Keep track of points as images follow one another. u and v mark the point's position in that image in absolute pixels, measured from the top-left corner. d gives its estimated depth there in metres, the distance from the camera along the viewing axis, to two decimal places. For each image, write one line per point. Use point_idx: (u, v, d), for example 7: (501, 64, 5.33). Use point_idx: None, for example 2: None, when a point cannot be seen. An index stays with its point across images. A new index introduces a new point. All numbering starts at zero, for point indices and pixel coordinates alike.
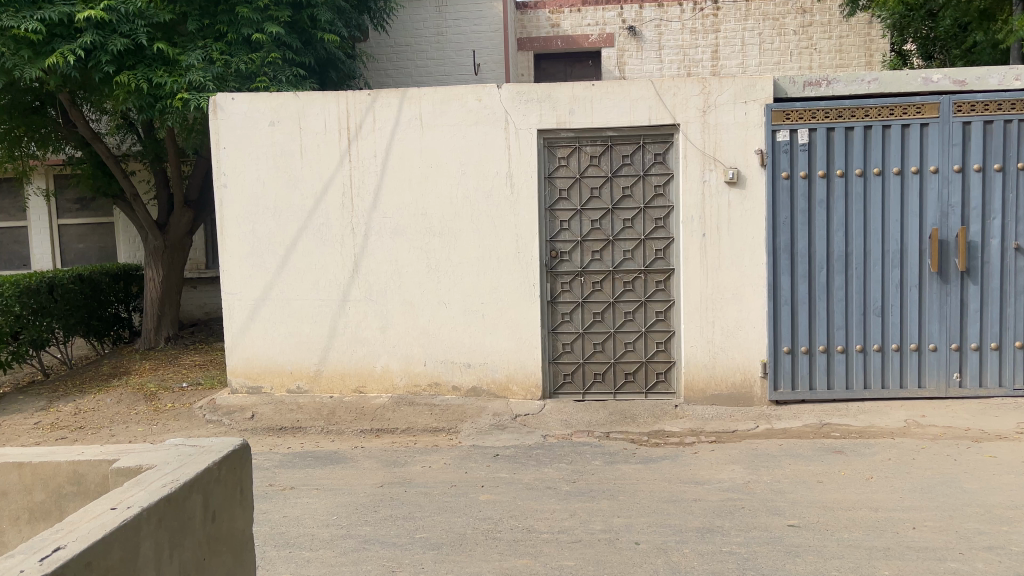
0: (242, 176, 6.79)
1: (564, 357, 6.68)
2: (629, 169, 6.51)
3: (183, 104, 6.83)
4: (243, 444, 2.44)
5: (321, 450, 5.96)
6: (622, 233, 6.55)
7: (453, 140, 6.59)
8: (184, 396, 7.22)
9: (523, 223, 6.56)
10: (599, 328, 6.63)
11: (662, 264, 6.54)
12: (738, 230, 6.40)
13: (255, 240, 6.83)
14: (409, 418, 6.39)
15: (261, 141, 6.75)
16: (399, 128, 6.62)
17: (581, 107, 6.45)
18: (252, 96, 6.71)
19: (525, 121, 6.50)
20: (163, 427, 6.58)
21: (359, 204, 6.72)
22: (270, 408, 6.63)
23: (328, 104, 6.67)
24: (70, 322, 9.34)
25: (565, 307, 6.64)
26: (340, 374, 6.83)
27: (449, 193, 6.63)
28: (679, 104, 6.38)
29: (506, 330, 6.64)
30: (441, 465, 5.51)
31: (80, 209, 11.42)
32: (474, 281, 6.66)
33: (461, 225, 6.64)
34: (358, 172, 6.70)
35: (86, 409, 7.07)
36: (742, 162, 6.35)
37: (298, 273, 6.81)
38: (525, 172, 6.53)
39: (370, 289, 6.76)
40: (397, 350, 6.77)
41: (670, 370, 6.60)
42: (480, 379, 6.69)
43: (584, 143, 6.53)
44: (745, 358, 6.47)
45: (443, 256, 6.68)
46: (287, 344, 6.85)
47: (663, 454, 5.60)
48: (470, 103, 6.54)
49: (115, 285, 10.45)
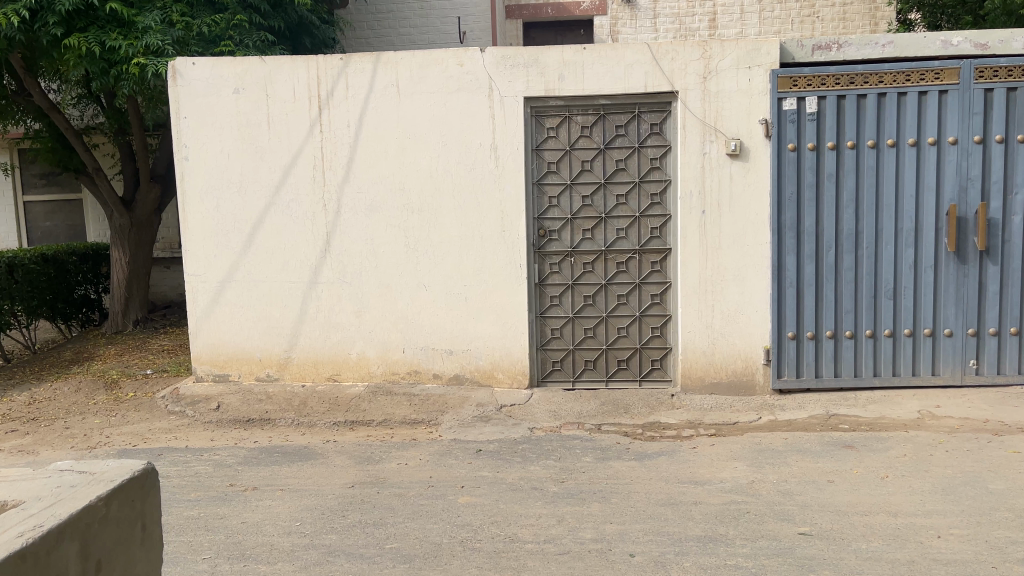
0: (205, 148, 6.28)
1: (553, 343, 6.23)
2: (623, 140, 6.03)
3: (139, 70, 6.30)
4: (147, 469, 2.18)
5: (290, 444, 5.52)
6: (616, 210, 6.08)
7: (433, 109, 6.08)
8: (147, 385, 6.76)
9: (509, 200, 6.08)
10: (590, 312, 6.17)
11: (658, 243, 6.08)
12: (741, 207, 5.94)
13: (220, 217, 6.34)
14: (387, 409, 5.95)
15: (225, 110, 6.23)
16: (375, 96, 6.11)
17: (571, 74, 5.95)
18: (214, 59, 6.18)
19: (511, 88, 6.00)
20: (122, 419, 6.10)
21: (331, 179, 6.23)
22: (237, 398, 6.17)
23: (298, 69, 6.15)
24: (33, 304, 8.82)
25: (554, 290, 6.19)
26: (313, 361, 6.38)
27: (429, 167, 6.14)
28: (677, 70, 5.89)
29: (490, 314, 6.18)
30: (419, 462, 5.06)
31: (46, 185, 10.85)
32: (456, 262, 6.18)
33: (442, 201, 6.15)
34: (331, 143, 6.20)
35: (42, 399, 6.58)
36: (744, 132, 5.88)
37: (267, 253, 6.33)
38: (511, 145, 6.04)
39: (344, 270, 6.29)
40: (374, 336, 6.31)
41: (666, 357, 6.16)
42: (463, 366, 6.25)
43: (575, 112, 6.03)
44: (747, 344, 6.04)
45: (422, 235, 6.20)
46: (256, 329, 6.38)
47: (659, 449, 5.18)
48: (451, 69, 6.04)
49: (82, 266, 9.93)
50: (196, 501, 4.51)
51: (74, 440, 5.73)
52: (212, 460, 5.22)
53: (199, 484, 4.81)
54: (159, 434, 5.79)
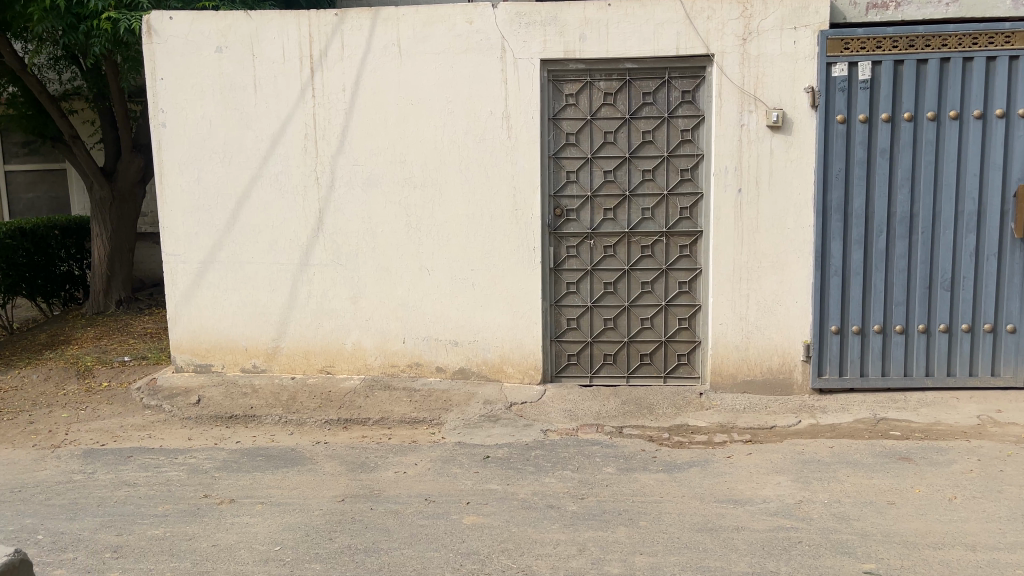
0: (184, 115, 5.65)
1: (569, 335, 5.63)
2: (651, 109, 5.38)
3: (110, 26, 5.68)
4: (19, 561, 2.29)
5: (276, 446, 4.94)
6: (641, 187, 5.45)
7: (439, 72, 5.43)
8: (123, 374, 6.18)
9: (522, 175, 5.45)
10: (611, 301, 5.56)
11: (687, 225, 5.46)
12: (782, 186, 5.29)
13: (201, 191, 5.72)
14: (384, 406, 5.36)
15: (205, 71, 5.59)
16: (374, 56, 5.46)
17: (594, 33, 5.29)
18: (193, 13, 5.54)
19: (526, 48, 5.34)
20: (92, 414, 5.53)
21: (325, 150, 5.60)
22: (219, 391, 5.60)
23: (287, 26, 5.50)
24: (9, 281, 8.22)
25: (571, 277, 5.57)
26: (304, 351, 5.79)
27: (433, 137, 5.50)
28: (713, 31, 5.22)
29: (500, 302, 5.58)
30: (419, 471, 4.47)
31: (28, 154, 10.21)
32: (462, 244, 5.57)
33: (447, 175, 5.53)
34: (323, 109, 5.56)
35: (7, 388, 6.00)
36: (788, 101, 5.22)
37: (253, 232, 5.72)
38: (526, 113, 5.39)
39: (338, 252, 5.68)
40: (372, 325, 5.71)
41: (694, 351, 5.57)
42: (468, 360, 5.66)
43: (597, 77, 5.38)
44: (786, 338, 5.43)
45: (425, 213, 5.57)
46: (241, 315, 5.80)
47: (690, 459, 4.59)
48: (458, 26, 5.38)
49: (65, 241, 9.34)
50: (163, 518, 3.94)
51: (38, 437, 5.17)
52: (186, 465, 4.64)
53: (169, 494, 4.24)
54: (131, 431, 5.22)
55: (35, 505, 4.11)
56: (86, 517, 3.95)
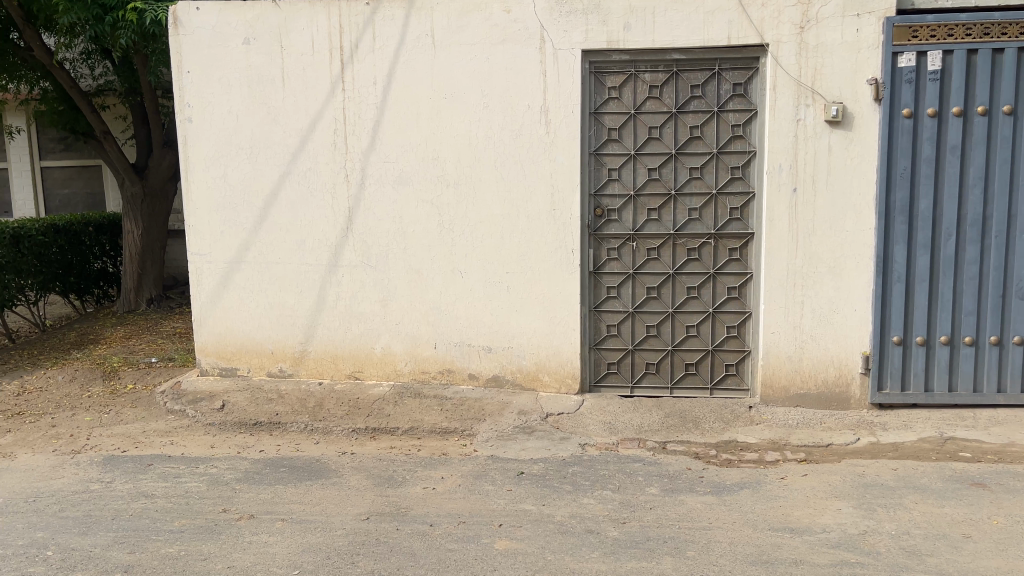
0: (210, 109, 5.46)
1: (609, 342, 5.32)
2: (699, 103, 5.04)
3: (136, 17, 5.53)
4: None
5: (300, 456, 4.71)
6: (688, 186, 5.11)
7: (474, 63, 5.15)
8: (149, 376, 6.01)
9: (561, 173, 5.15)
10: (654, 307, 5.23)
11: (737, 227, 5.11)
12: (841, 186, 4.91)
13: (227, 188, 5.53)
14: (414, 415, 5.11)
15: (232, 64, 5.39)
16: (407, 48, 5.21)
17: (640, 22, 4.96)
18: (219, 3, 5.34)
19: (567, 38, 5.03)
20: (115, 418, 5.36)
21: (355, 146, 5.36)
22: (244, 396, 5.39)
23: (317, 16, 5.27)
24: (43, 279, 8.11)
25: (612, 280, 5.26)
26: (332, 356, 5.57)
27: (468, 132, 5.23)
28: (768, 19, 4.86)
29: (536, 307, 5.29)
30: (449, 488, 4.20)
31: (64, 151, 10.17)
32: (497, 245, 5.29)
33: (482, 172, 5.24)
34: (354, 104, 5.32)
35: (33, 389, 5.87)
36: (849, 94, 4.84)
37: (281, 231, 5.51)
38: (566, 107, 5.08)
39: (368, 253, 5.44)
40: (402, 329, 5.47)
41: (743, 362, 5.23)
42: (503, 367, 5.38)
43: (642, 68, 5.05)
44: (843, 348, 5.05)
45: (458, 213, 5.30)
46: (267, 317, 5.59)
47: (740, 480, 4.26)
48: (495, 15, 5.09)
49: (99, 238, 9.26)
50: (178, 534, 3.72)
51: (59, 442, 5.00)
52: (206, 475, 4.42)
53: (186, 508, 4.02)
54: (153, 437, 5.03)
55: (47, 517, 3.91)
56: (98, 532, 3.74)
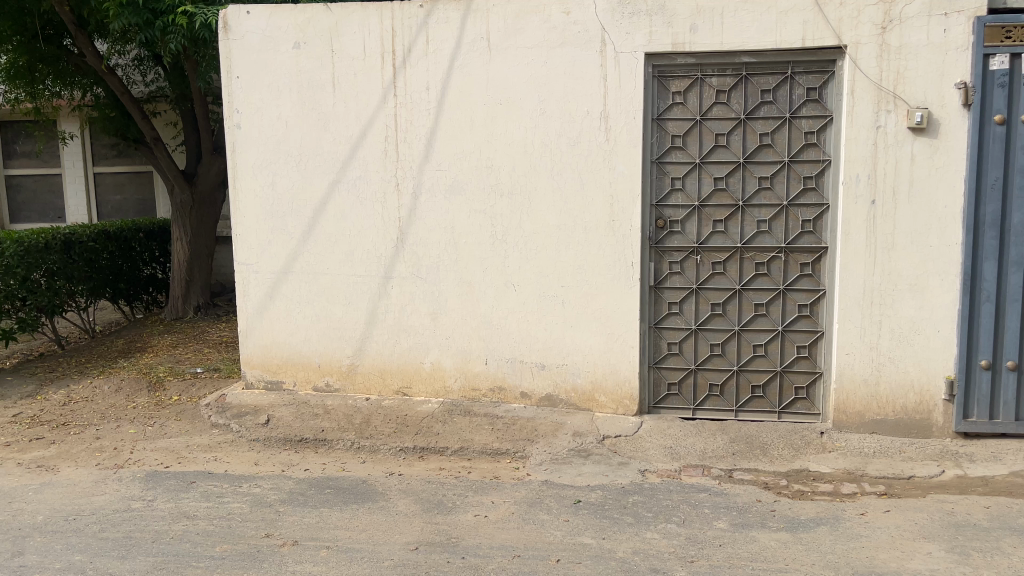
0: (259, 115, 5.33)
1: (669, 360, 5.03)
2: (770, 108, 4.74)
3: (186, 20, 5.43)
4: None
5: (345, 477, 4.51)
6: (757, 197, 4.81)
7: (531, 67, 4.92)
8: (194, 387, 5.89)
9: (621, 183, 4.88)
10: (718, 325, 4.94)
11: (809, 240, 4.79)
12: (925, 198, 4.56)
13: (276, 197, 5.39)
14: (464, 434, 4.88)
15: (282, 69, 5.25)
16: (461, 52, 5.00)
17: (707, 23, 4.68)
18: (270, 7, 5.20)
19: (629, 41, 4.77)
20: (159, 431, 5.24)
21: (406, 153, 5.17)
22: (289, 411, 5.23)
23: (369, 19, 5.10)
24: (93, 285, 8.08)
25: (674, 295, 4.97)
26: (380, 370, 5.38)
27: (523, 139, 5.00)
28: (847, 19, 4.54)
29: (592, 323, 5.03)
30: (502, 516, 3.96)
31: (116, 157, 10.20)
32: (552, 257, 5.04)
33: (537, 182, 5.01)
34: (406, 111, 5.13)
35: (79, 399, 5.80)
36: (934, 99, 4.49)
37: (328, 241, 5.35)
38: (628, 113, 4.82)
39: (418, 264, 5.24)
40: (452, 343, 5.25)
41: (814, 385, 4.90)
42: (557, 385, 5.13)
43: (708, 72, 4.77)
44: (924, 372, 4.69)
45: (512, 223, 5.08)
46: (314, 330, 5.43)
47: (816, 515, 3.94)
48: (554, 17, 4.86)
49: (149, 244, 9.26)
50: (219, 561, 3.54)
51: (102, 455, 4.89)
52: (250, 496, 4.26)
53: (228, 532, 3.84)
54: (197, 453, 4.89)
55: (87, 538, 3.77)
56: (138, 556, 3.58)
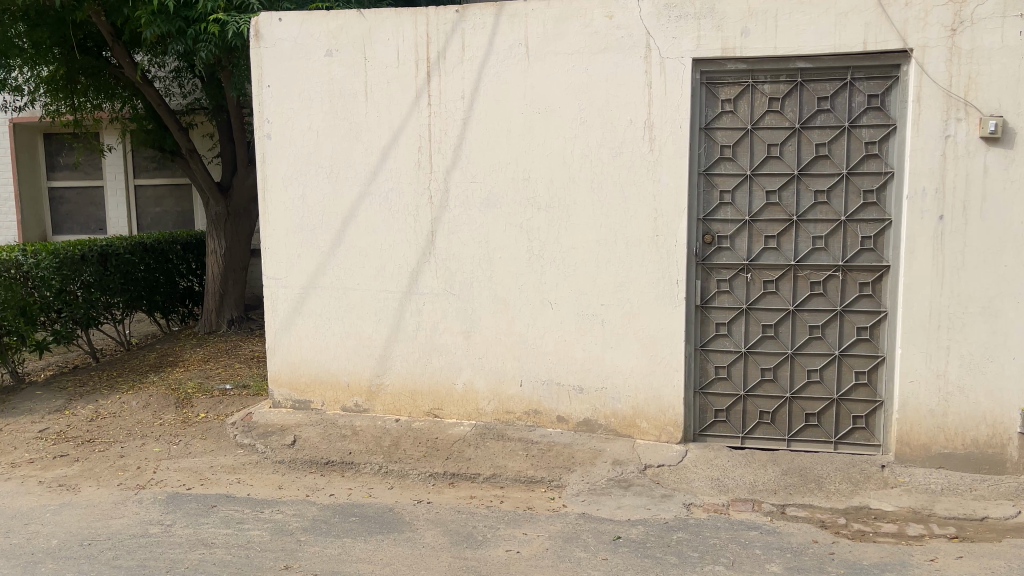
0: (290, 125, 5.17)
1: (717, 385, 4.72)
2: (827, 117, 4.43)
3: (218, 28, 5.34)
4: None
5: (371, 504, 4.28)
6: (812, 212, 4.49)
7: (571, 74, 4.68)
8: (222, 405, 5.74)
9: (666, 196, 4.60)
10: (770, 348, 4.62)
11: (869, 257, 4.45)
12: (999, 213, 4.20)
13: (305, 209, 5.22)
14: (497, 460, 4.63)
15: (314, 77, 5.09)
16: (498, 59, 4.78)
17: (760, 26, 4.39)
18: (303, 14, 5.06)
19: (676, 46, 4.50)
20: (184, 449, 5.08)
21: (439, 164, 4.96)
22: (317, 432, 5.03)
23: (403, 25, 4.91)
24: (129, 297, 8.01)
25: (722, 316, 4.67)
26: (410, 391, 5.16)
27: (562, 150, 4.75)
28: (913, 20, 4.21)
29: (633, 344, 4.74)
30: (535, 552, 3.69)
31: (156, 169, 10.20)
32: (591, 274, 4.78)
33: (576, 194, 4.76)
34: (440, 120, 4.93)
35: (106, 415, 5.68)
36: (1010, 106, 4.13)
37: (359, 255, 5.15)
38: (674, 122, 4.55)
39: (451, 280, 5.02)
40: (485, 363, 5.01)
41: (874, 414, 4.54)
42: (596, 410, 4.85)
43: (761, 78, 4.48)
44: (998, 403, 4.30)
45: (549, 238, 4.83)
46: (343, 347, 5.24)
47: (880, 560, 3.59)
48: (596, 21, 4.61)
49: (185, 256, 9.21)
50: None
51: (125, 475, 4.74)
52: (271, 523, 4.05)
53: (246, 562, 3.63)
54: (220, 474, 4.70)
55: (100, 566, 3.58)
56: None
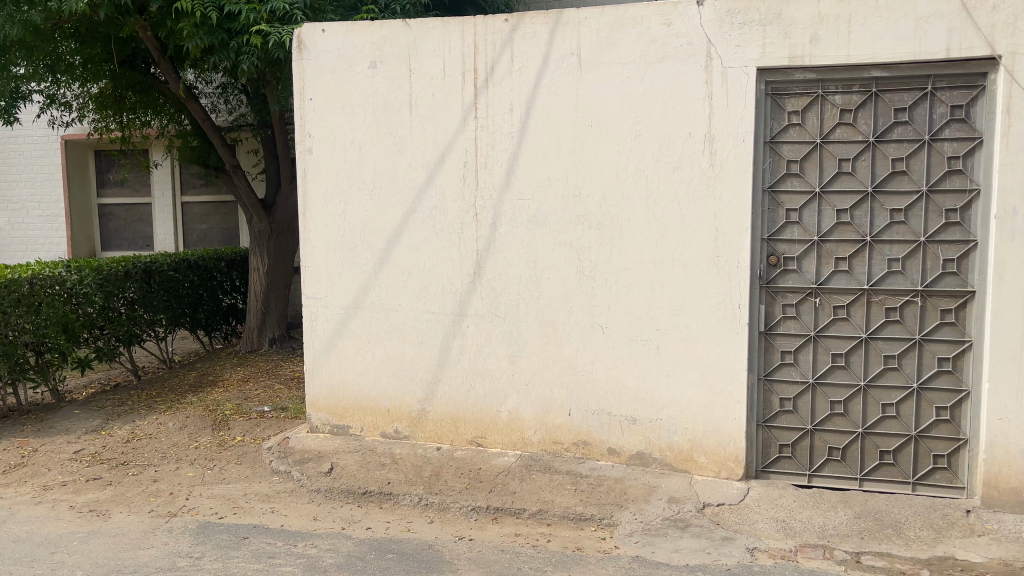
0: (332, 139, 5.01)
1: (782, 418, 4.38)
2: (905, 130, 4.09)
3: (260, 39, 5.25)
4: None
5: (410, 540, 4.03)
6: (888, 232, 4.13)
7: (626, 85, 4.42)
8: (259, 428, 5.57)
9: (727, 214, 4.30)
10: (840, 379, 4.27)
11: (952, 282, 4.08)
12: None
13: (347, 226, 5.03)
14: (543, 494, 4.34)
15: (357, 90, 4.92)
16: (548, 70, 4.55)
17: (830, 33, 4.08)
18: (347, 24, 4.90)
19: (739, 55, 4.21)
20: (219, 475, 4.90)
21: (486, 180, 4.73)
22: (355, 459, 4.81)
23: (450, 35, 4.72)
24: (172, 315, 7.92)
25: (787, 343, 4.34)
26: (452, 418, 4.91)
27: (615, 165, 4.49)
28: (1002, 25, 3.86)
29: (692, 373, 4.42)
30: None
31: (203, 186, 10.19)
32: (646, 297, 4.48)
33: (631, 212, 4.48)
34: (486, 133, 4.71)
35: (142, 436, 5.54)
36: None
37: (401, 274, 4.95)
38: (737, 135, 4.24)
39: (496, 302, 4.77)
40: (532, 390, 4.74)
41: (956, 453, 4.15)
42: (649, 443, 4.54)
43: (831, 88, 4.16)
44: None
45: (601, 258, 4.55)
46: (383, 371, 5.02)
47: None
48: (653, 29, 4.34)
49: (229, 273, 9.13)
50: None
51: (157, 501, 4.57)
52: (304, 558, 3.82)
53: None
54: (254, 503, 4.50)
55: None
56: None
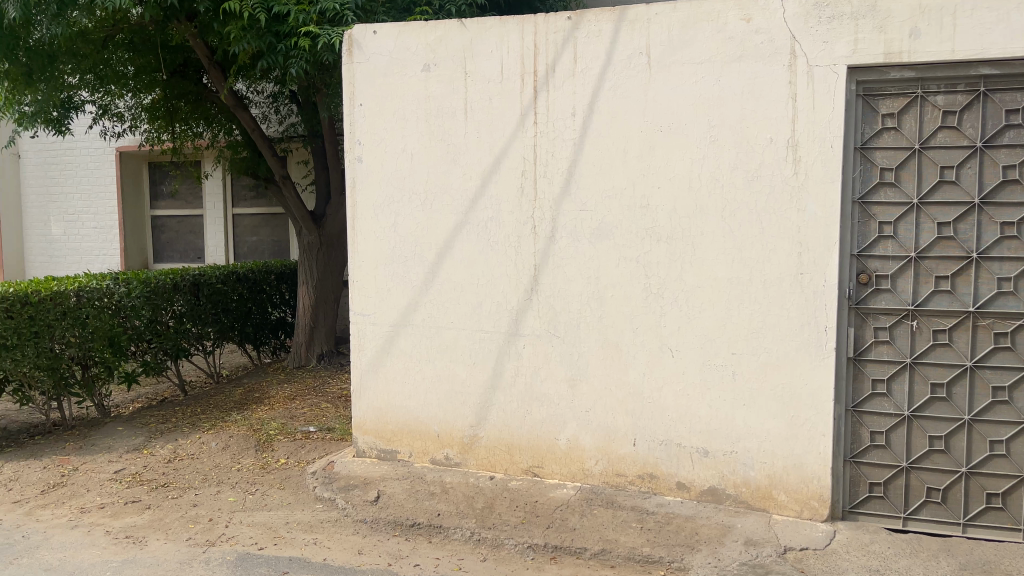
0: (383, 147, 4.75)
1: (873, 454, 3.94)
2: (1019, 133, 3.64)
3: (310, 42, 5.04)
4: None
5: None
6: (998, 248, 3.69)
7: (700, 86, 4.06)
8: (304, 450, 5.32)
9: (813, 226, 3.90)
10: (941, 412, 3.81)
11: None
12: None
13: (398, 239, 4.76)
14: (606, 532, 3.98)
15: (410, 95, 4.66)
16: (614, 71, 4.23)
17: (932, 26, 3.66)
18: (399, 25, 4.65)
19: (827, 52, 3.83)
20: (261, 500, 4.66)
21: (546, 190, 4.41)
22: (403, 487, 4.51)
23: (508, 35, 4.43)
24: (220, 328, 7.76)
25: (880, 371, 3.90)
26: (506, 446, 4.58)
27: (687, 173, 4.12)
28: None
29: (771, 402, 4.02)
30: None
31: (253, 198, 10.07)
32: (720, 318, 4.10)
33: (704, 224, 4.11)
34: (546, 140, 4.39)
35: (184, 457, 5.34)
36: None
37: (454, 290, 4.65)
38: (824, 140, 3.85)
39: (555, 320, 4.44)
40: (594, 417, 4.39)
41: None
42: (723, 477, 4.14)
43: (932, 88, 3.74)
44: None
45: (670, 273, 4.19)
46: (433, 394, 4.72)
47: None
48: (730, 25, 3.98)
49: (278, 287, 8.97)
50: None
51: (196, 528, 4.33)
52: None
53: None
54: (296, 533, 4.23)
55: None
56: None
